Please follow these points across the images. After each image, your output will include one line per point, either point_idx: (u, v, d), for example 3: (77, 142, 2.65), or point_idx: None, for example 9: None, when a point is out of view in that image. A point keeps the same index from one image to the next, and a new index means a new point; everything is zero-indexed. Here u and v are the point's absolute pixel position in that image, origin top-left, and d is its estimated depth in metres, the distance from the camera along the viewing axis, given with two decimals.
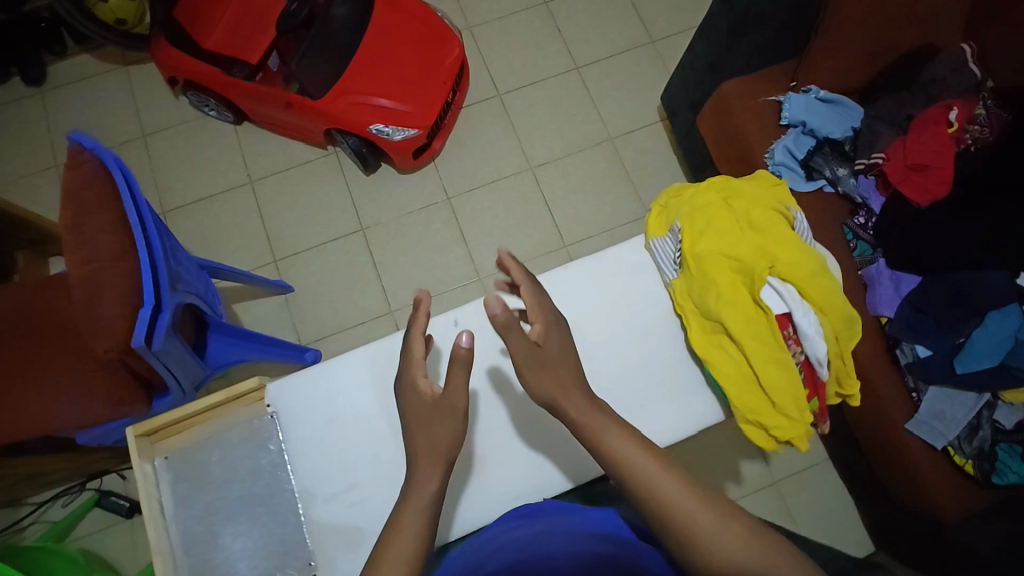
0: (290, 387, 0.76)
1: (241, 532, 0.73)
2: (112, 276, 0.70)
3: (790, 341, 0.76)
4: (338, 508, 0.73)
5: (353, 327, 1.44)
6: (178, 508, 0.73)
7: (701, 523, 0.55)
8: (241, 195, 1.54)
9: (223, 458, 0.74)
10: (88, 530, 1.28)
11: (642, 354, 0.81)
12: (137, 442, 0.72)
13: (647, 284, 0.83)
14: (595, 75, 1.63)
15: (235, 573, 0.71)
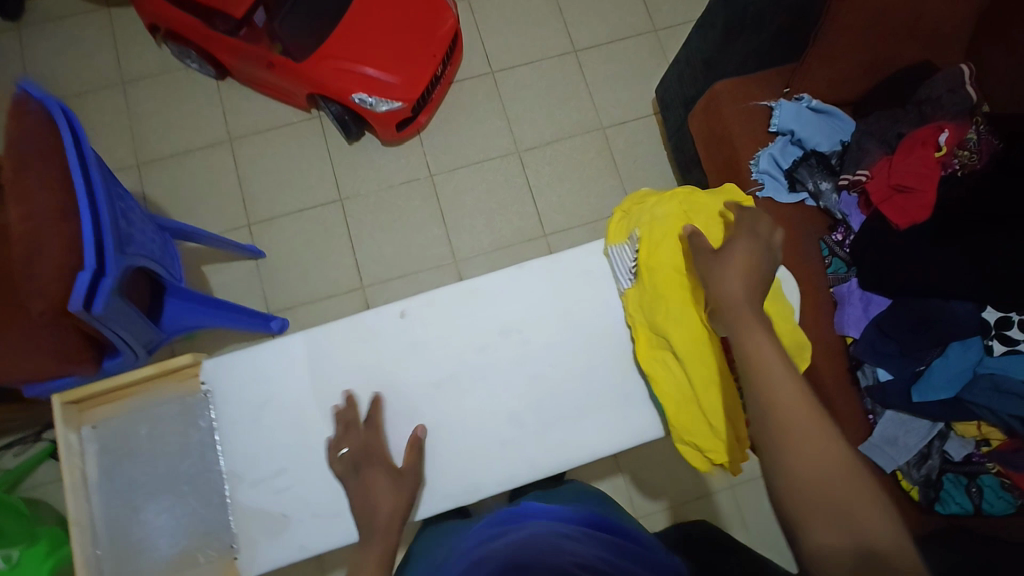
0: (228, 365, 0.76)
1: (165, 509, 0.72)
2: (52, 235, 0.68)
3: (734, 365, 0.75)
4: (263, 493, 0.73)
5: (323, 299, 1.43)
6: (102, 480, 0.72)
7: (807, 429, 0.58)
8: (219, 153, 1.49)
9: (151, 433, 0.74)
10: (39, 481, 1.27)
11: (587, 362, 0.79)
12: (63, 409, 0.71)
13: (602, 292, 0.82)
14: (593, 61, 1.58)
15: (155, 550, 0.71)
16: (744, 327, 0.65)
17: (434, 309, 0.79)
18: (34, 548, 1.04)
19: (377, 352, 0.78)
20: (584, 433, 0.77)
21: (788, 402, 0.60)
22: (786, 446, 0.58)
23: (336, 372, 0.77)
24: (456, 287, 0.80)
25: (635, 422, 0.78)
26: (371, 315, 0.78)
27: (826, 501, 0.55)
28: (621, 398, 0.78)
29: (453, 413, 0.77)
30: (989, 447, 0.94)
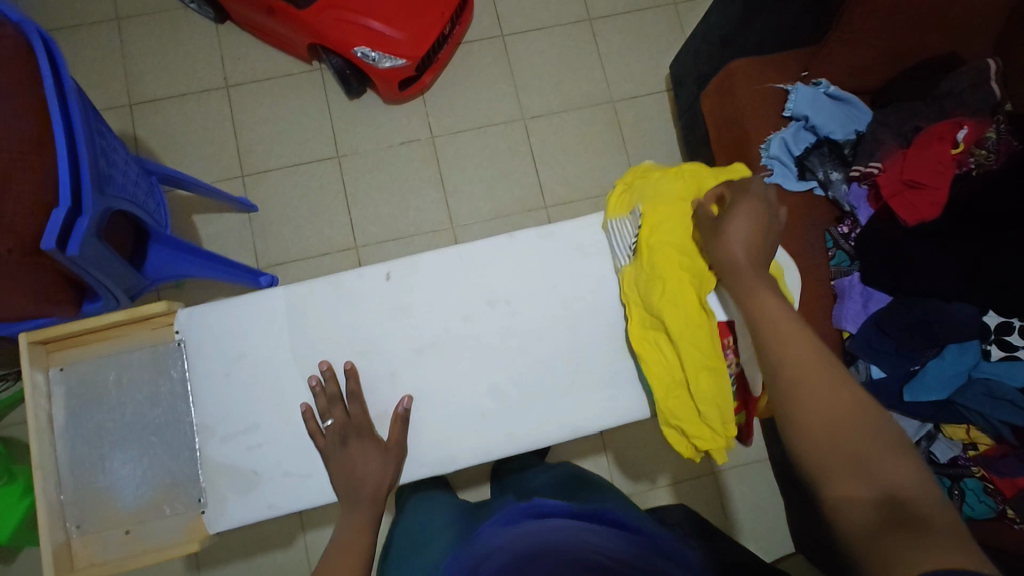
0: (203, 316, 0.74)
1: (131, 459, 0.70)
2: None
3: (727, 351, 0.73)
4: (235, 449, 0.72)
5: (315, 257, 1.40)
6: (68, 424, 0.70)
7: (816, 384, 0.57)
8: (215, 100, 1.44)
9: (120, 380, 0.71)
10: (18, 420, 1.27)
11: (575, 339, 0.77)
12: (30, 349, 0.69)
13: (596, 267, 0.80)
14: (607, 31, 1.52)
15: (121, 499, 0.69)
16: (748, 288, 0.64)
17: (420, 274, 0.77)
18: (8, 487, 1.08)
19: (358, 312, 0.76)
20: (568, 409, 0.75)
21: (794, 358, 0.58)
22: (796, 406, 0.57)
23: (314, 328, 0.75)
24: (447, 253, 0.77)
25: (621, 403, 0.76)
26: (358, 274, 0.76)
27: (843, 453, 0.53)
28: (607, 378, 0.76)
29: (433, 379, 0.75)
30: (976, 451, 0.93)
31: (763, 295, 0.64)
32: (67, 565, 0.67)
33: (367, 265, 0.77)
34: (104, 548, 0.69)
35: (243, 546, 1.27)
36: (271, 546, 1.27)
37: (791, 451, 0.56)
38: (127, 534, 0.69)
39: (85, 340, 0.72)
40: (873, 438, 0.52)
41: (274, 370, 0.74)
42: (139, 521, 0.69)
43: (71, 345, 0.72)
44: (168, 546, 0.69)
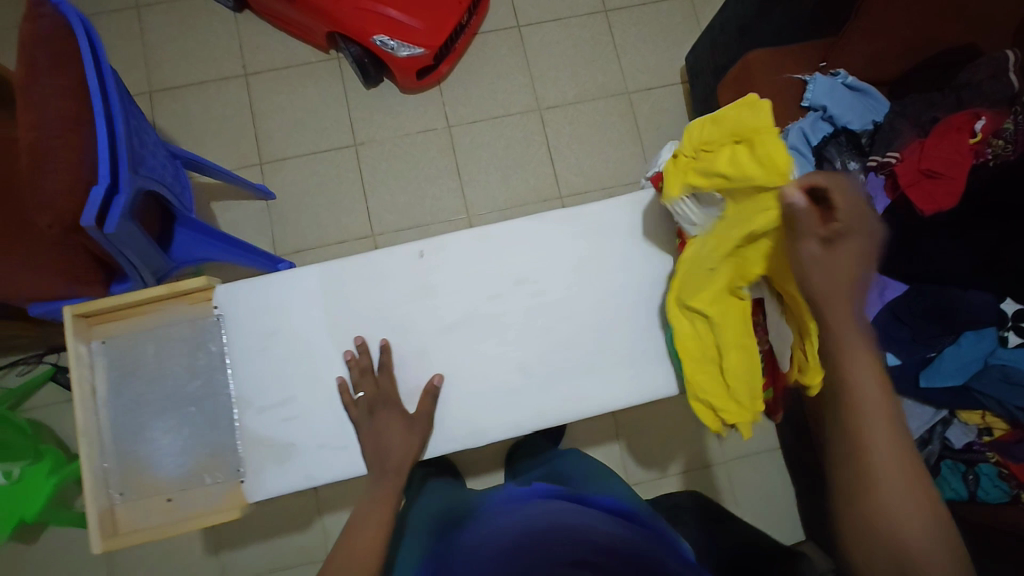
0: (240, 291, 0.75)
1: (171, 429, 0.72)
2: (63, 146, 0.66)
3: (759, 329, 0.76)
4: (272, 421, 0.74)
5: (332, 245, 1.41)
6: (110, 394, 0.72)
7: (893, 480, 0.55)
8: (234, 88, 1.46)
9: (159, 353, 0.73)
10: (42, 402, 1.29)
11: (604, 317, 0.78)
12: (74, 321, 0.71)
13: (627, 246, 0.80)
14: (623, 22, 1.53)
15: (161, 468, 0.72)
16: (850, 351, 0.58)
17: (449, 253, 0.78)
18: (36, 466, 1.12)
19: (389, 289, 0.77)
20: (593, 387, 0.77)
21: (880, 446, 0.56)
22: (868, 498, 0.56)
23: (348, 302, 0.76)
24: (474, 233, 0.79)
25: (650, 379, 0.77)
26: (390, 253, 0.77)
27: (889, 547, 0.55)
28: (632, 356, 0.78)
29: (462, 357, 0.76)
30: (991, 436, 0.94)
31: (868, 365, 0.58)
32: (111, 529, 0.70)
33: (398, 244, 0.78)
34: (145, 515, 0.71)
35: (262, 529, 1.29)
36: (289, 528, 1.29)
37: (843, 525, 0.58)
38: (168, 502, 0.71)
39: (125, 313, 0.74)
40: (920, 534, 0.54)
41: (308, 345, 0.75)
42: (180, 490, 0.71)
43: (112, 319, 0.73)
44: (208, 514, 0.71)
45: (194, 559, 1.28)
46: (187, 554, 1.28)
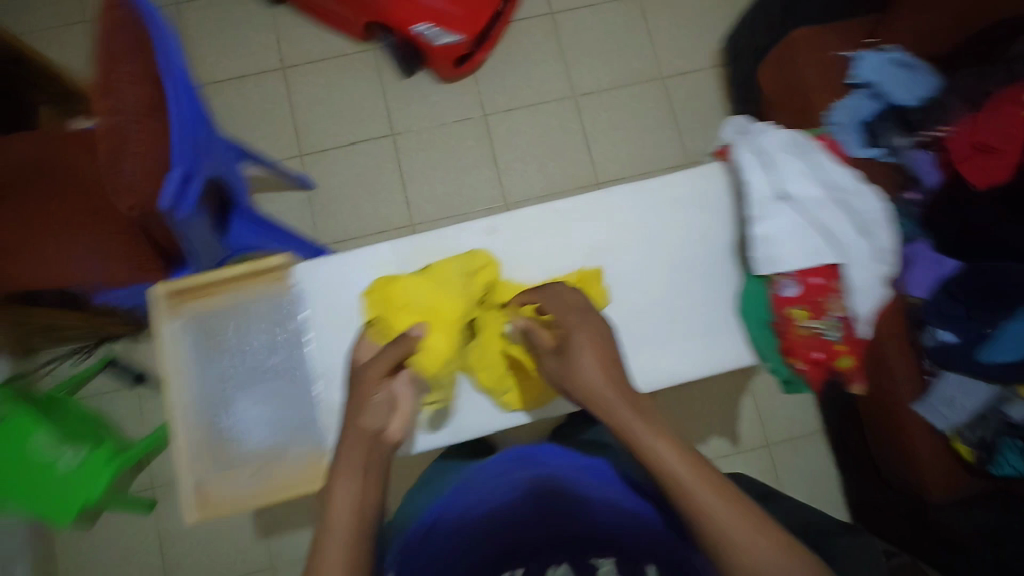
0: (315, 268, 0.81)
1: (255, 401, 0.80)
2: (139, 132, 0.68)
3: (836, 293, 0.79)
4: (351, 392, 0.79)
5: (373, 234, 1.43)
6: (195, 368, 0.81)
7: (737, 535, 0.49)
8: (272, 81, 1.48)
9: (240, 328, 0.82)
10: (97, 390, 1.33)
11: (672, 287, 0.82)
12: (160, 303, 0.79)
13: (691, 220, 0.84)
14: (657, 6, 1.52)
15: (247, 438, 0.79)
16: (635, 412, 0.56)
17: (521, 229, 0.82)
18: (98, 452, 1.15)
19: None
20: (661, 357, 0.81)
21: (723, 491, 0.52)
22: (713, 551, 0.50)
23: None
24: (544, 209, 0.83)
25: (715, 351, 0.82)
26: (465, 229, 0.82)
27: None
28: (700, 328, 0.82)
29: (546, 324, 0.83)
30: None
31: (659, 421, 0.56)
32: (201, 501, 0.77)
33: (472, 219, 0.82)
34: (234, 484, 0.79)
35: (309, 515, 1.31)
36: None
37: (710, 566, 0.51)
38: (253, 475, 0.79)
39: (206, 292, 0.82)
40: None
41: None
42: (263, 463, 0.79)
43: (193, 297, 0.82)
44: (288, 483, 0.78)
45: (245, 545, 1.31)
46: (238, 539, 1.31)
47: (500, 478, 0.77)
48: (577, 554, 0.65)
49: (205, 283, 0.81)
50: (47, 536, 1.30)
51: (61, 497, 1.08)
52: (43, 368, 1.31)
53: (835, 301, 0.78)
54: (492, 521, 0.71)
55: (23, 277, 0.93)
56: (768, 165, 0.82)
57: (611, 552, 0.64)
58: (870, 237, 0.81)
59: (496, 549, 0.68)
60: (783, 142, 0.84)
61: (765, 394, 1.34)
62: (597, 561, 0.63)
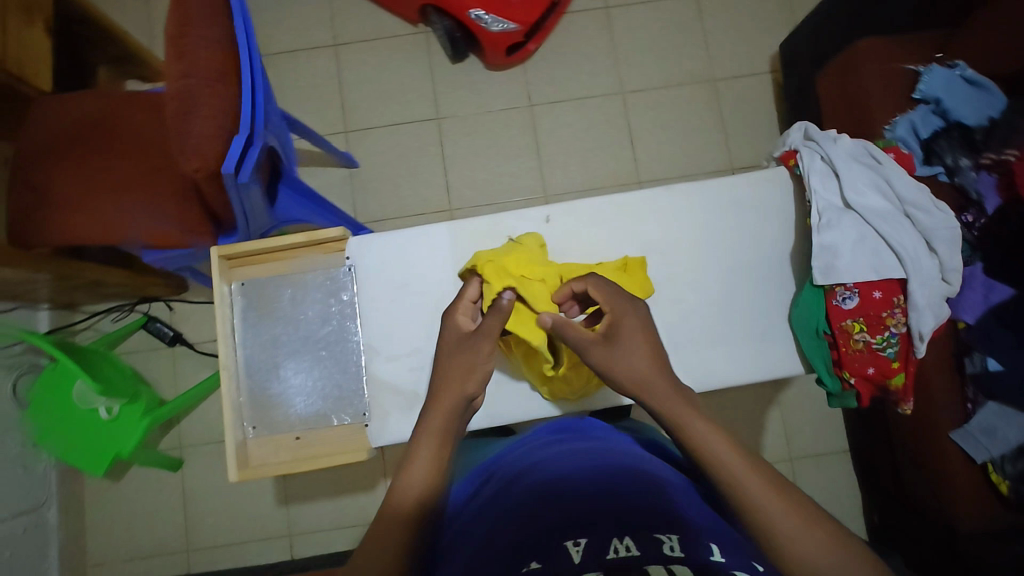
0: (372, 244, 0.83)
1: (302, 369, 0.83)
2: (210, 97, 0.69)
3: (897, 310, 0.78)
4: (397, 369, 0.81)
5: (412, 216, 1.44)
6: (245, 332, 0.83)
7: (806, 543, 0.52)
8: (323, 56, 1.49)
9: (295, 297, 0.84)
10: (134, 348, 1.37)
11: (720, 292, 0.82)
12: (219, 264, 0.82)
13: (746, 226, 0.84)
14: (714, 6, 1.50)
15: (293, 405, 0.82)
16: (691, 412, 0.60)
17: (576, 220, 0.83)
18: (132, 407, 1.18)
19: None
20: (704, 361, 0.81)
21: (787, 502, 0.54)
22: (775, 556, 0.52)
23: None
24: (601, 202, 0.83)
25: (763, 358, 0.82)
26: (519, 218, 0.83)
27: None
28: (749, 334, 0.82)
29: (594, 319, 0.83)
30: None
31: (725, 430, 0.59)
32: (245, 462, 0.81)
33: (527, 208, 0.83)
34: (277, 447, 0.82)
35: (329, 487, 1.33)
36: (354, 489, 1.33)
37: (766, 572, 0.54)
38: (297, 440, 0.82)
39: (265, 259, 0.84)
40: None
41: (433, 298, 0.83)
42: (307, 429, 0.82)
43: (251, 264, 0.85)
44: (331, 451, 0.82)
45: (265, 509, 1.34)
46: (259, 504, 1.34)
47: (542, 445, 0.68)
48: (640, 525, 0.54)
49: (266, 251, 0.84)
50: (78, 485, 1.34)
51: (99, 447, 1.14)
52: (84, 322, 1.35)
53: (895, 317, 0.77)
54: (540, 483, 0.59)
55: (81, 233, 0.95)
56: (835, 174, 0.81)
57: (675, 530, 0.53)
58: (937, 254, 0.79)
59: (552, 515, 0.55)
60: (852, 152, 0.84)
61: (794, 408, 1.32)
62: (663, 536, 0.53)
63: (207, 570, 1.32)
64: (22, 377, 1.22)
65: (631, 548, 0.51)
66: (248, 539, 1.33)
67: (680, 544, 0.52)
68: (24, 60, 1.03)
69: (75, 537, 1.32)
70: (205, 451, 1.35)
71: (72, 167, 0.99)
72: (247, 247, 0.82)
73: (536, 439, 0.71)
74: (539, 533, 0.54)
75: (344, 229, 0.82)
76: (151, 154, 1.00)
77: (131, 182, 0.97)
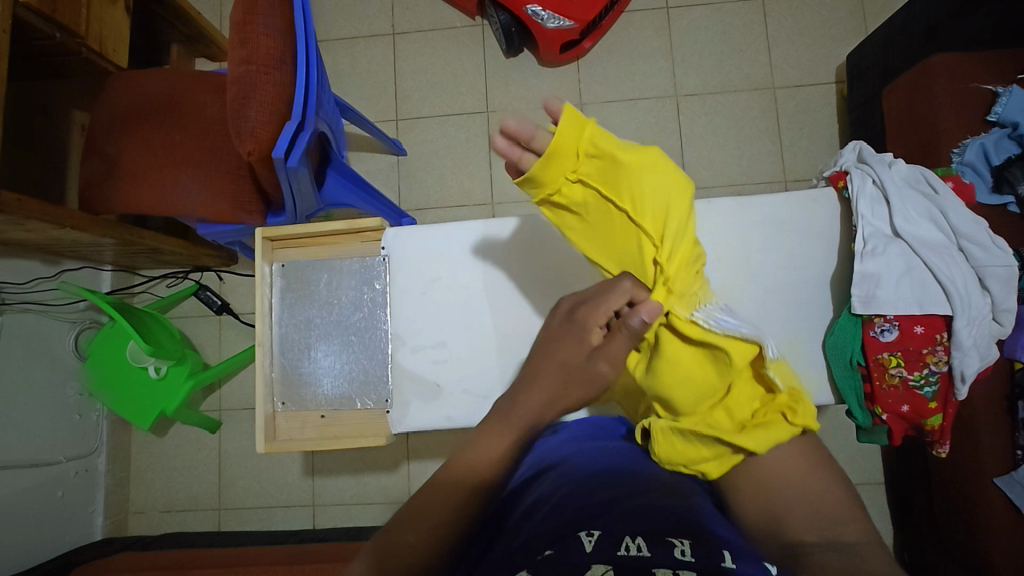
0: (406, 236, 0.86)
1: (332, 352, 0.86)
2: (265, 83, 0.73)
3: (940, 347, 0.75)
4: (422, 360, 0.84)
5: (453, 207, 1.46)
6: (282, 311, 0.87)
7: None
8: (382, 44, 1.51)
9: (330, 282, 0.87)
10: (186, 313, 1.45)
11: (755, 314, 0.80)
12: (262, 245, 0.86)
13: (787, 246, 0.81)
14: (780, 12, 1.44)
15: (320, 385, 0.85)
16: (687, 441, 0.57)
17: None
18: (179, 367, 1.25)
19: (546, 255, 0.83)
20: None
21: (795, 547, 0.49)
22: None
23: (514, 260, 0.83)
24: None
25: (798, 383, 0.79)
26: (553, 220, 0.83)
27: None
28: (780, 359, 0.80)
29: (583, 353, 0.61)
30: None
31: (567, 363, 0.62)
32: (272, 435, 0.85)
33: None
34: (303, 423, 0.86)
35: (352, 464, 1.37)
36: (377, 468, 1.36)
37: None
38: (321, 418, 0.86)
39: (305, 242, 0.88)
40: None
41: (461, 294, 0.84)
42: (332, 409, 0.85)
43: (290, 246, 0.88)
44: (354, 433, 0.85)
45: (292, 478, 1.39)
46: (287, 473, 1.40)
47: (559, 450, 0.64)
48: (652, 529, 0.45)
49: (304, 236, 0.87)
50: (126, 435, 1.43)
51: (148, 403, 1.23)
52: (142, 285, 1.43)
53: (937, 355, 0.74)
54: (557, 486, 0.54)
55: (143, 204, 1.01)
56: (886, 200, 0.78)
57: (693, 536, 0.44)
58: (989, 293, 0.75)
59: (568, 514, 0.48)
60: (906, 178, 0.80)
61: (827, 434, 1.27)
62: (676, 539, 0.43)
63: (235, 529, 1.39)
64: (84, 331, 1.31)
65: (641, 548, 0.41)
66: (274, 504, 1.39)
67: (693, 548, 0.42)
68: (105, 37, 1.09)
69: (121, 485, 1.41)
70: (241, 417, 1.41)
71: (140, 138, 1.05)
72: (289, 231, 0.86)
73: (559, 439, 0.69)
74: (549, 528, 0.46)
75: (382, 220, 0.84)
76: (211, 131, 1.05)
77: (192, 155, 1.02)
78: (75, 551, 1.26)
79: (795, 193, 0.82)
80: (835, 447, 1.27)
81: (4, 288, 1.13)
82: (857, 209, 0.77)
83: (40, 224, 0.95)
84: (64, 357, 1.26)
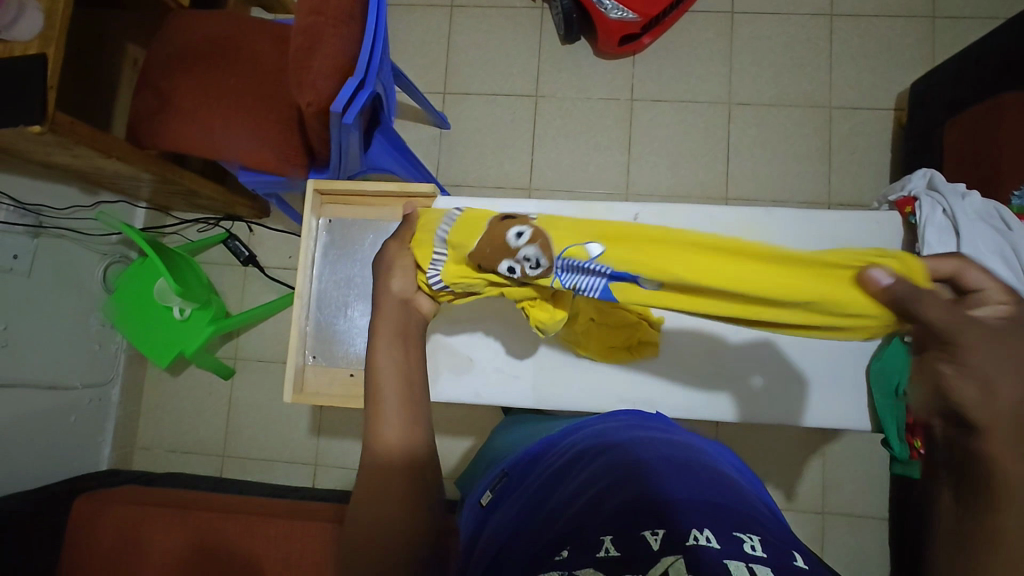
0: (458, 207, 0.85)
1: (367, 313, 0.86)
2: (330, 36, 0.72)
3: None
4: (460, 332, 0.85)
5: (489, 187, 1.44)
6: (325, 265, 0.87)
7: None
8: (438, 15, 1.50)
9: (375, 242, 0.87)
10: (213, 259, 1.46)
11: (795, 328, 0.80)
12: (313, 198, 0.87)
13: None
14: (847, 31, 1.40)
15: (352, 344, 0.86)
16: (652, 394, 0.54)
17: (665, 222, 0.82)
18: (203, 311, 1.26)
19: None
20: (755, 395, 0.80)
21: None
22: None
23: None
24: (693, 211, 0.82)
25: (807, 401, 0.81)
26: (609, 208, 0.83)
27: None
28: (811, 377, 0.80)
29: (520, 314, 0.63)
30: None
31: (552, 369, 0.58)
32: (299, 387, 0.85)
33: (617, 202, 0.83)
34: (329, 379, 0.86)
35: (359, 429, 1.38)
36: None
37: None
38: (350, 377, 0.85)
39: (354, 200, 0.88)
40: None
41: None
42: (360, 369, 0.85)
43: (340, 203, 0.89)
44: None
45: (298, 435, 1.40)
46: (293, 429, 1.41)
47: (572, 446, 0.58)
48: (714, 519, 0.41)
49: (353, 193, 0.87)
50: (142, 371, 1.45)
51: (169, 342, 1.24)
52: (173, 227, 1.44)
53: None
54: (587, 463, 0.52)
55: (190, 142, 1.02)
56: (955, 231, 0.76)
57: (756, 529, 0.41)
58: None
59: (622, 494, 0.44)
60: (980, 211, 0.78)
61: (837, 459, 1.26)
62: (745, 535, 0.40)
63: (236, 477, 1.41)
64: (112, 265, 1.32)
65: (711, 540, 0.39)
66: (277, 458, 1.40)
67: (763, 545, 0.39)
68: None
69: (131, 419, 1.43)
70: (255, 369, 1.43)
71: (195, 77, 1.05)
72: (340, 187, 0.86)
73: (565, 433, 0.64)
74: (591, 507, 0.44)
75: (434, 186, 0.84)
76: (268, 79, 1.04)
77: (245, 100, 1.02)
78: (80, 478, 1.28)
79: (853, 212, 0.81)
80: (844, 477, 1.25)
81: (42, 210, 1.14)
82: (923, 236, 0.76)
83: (88, 151, 0.95)
84: (90, 286, 1.28)
